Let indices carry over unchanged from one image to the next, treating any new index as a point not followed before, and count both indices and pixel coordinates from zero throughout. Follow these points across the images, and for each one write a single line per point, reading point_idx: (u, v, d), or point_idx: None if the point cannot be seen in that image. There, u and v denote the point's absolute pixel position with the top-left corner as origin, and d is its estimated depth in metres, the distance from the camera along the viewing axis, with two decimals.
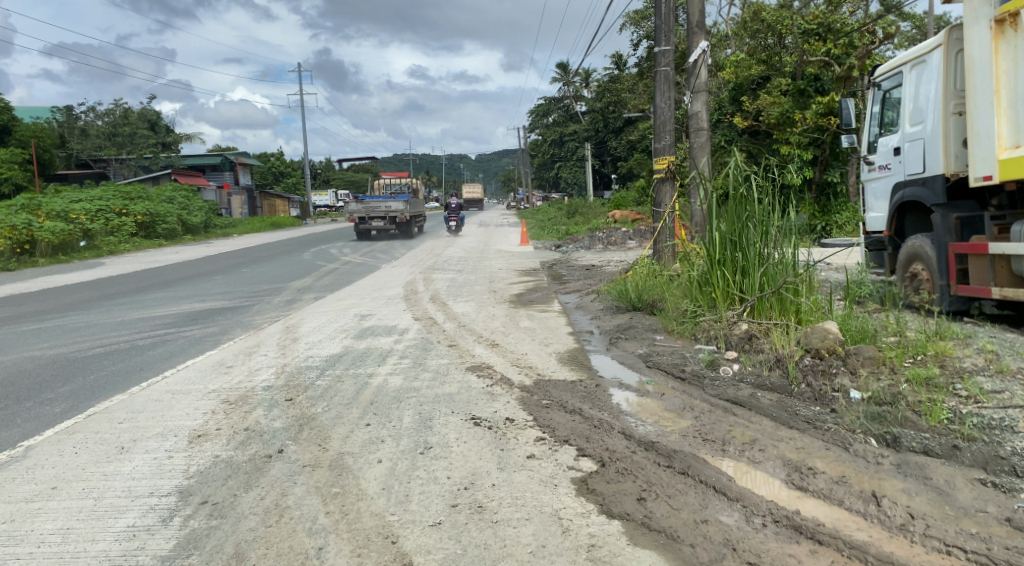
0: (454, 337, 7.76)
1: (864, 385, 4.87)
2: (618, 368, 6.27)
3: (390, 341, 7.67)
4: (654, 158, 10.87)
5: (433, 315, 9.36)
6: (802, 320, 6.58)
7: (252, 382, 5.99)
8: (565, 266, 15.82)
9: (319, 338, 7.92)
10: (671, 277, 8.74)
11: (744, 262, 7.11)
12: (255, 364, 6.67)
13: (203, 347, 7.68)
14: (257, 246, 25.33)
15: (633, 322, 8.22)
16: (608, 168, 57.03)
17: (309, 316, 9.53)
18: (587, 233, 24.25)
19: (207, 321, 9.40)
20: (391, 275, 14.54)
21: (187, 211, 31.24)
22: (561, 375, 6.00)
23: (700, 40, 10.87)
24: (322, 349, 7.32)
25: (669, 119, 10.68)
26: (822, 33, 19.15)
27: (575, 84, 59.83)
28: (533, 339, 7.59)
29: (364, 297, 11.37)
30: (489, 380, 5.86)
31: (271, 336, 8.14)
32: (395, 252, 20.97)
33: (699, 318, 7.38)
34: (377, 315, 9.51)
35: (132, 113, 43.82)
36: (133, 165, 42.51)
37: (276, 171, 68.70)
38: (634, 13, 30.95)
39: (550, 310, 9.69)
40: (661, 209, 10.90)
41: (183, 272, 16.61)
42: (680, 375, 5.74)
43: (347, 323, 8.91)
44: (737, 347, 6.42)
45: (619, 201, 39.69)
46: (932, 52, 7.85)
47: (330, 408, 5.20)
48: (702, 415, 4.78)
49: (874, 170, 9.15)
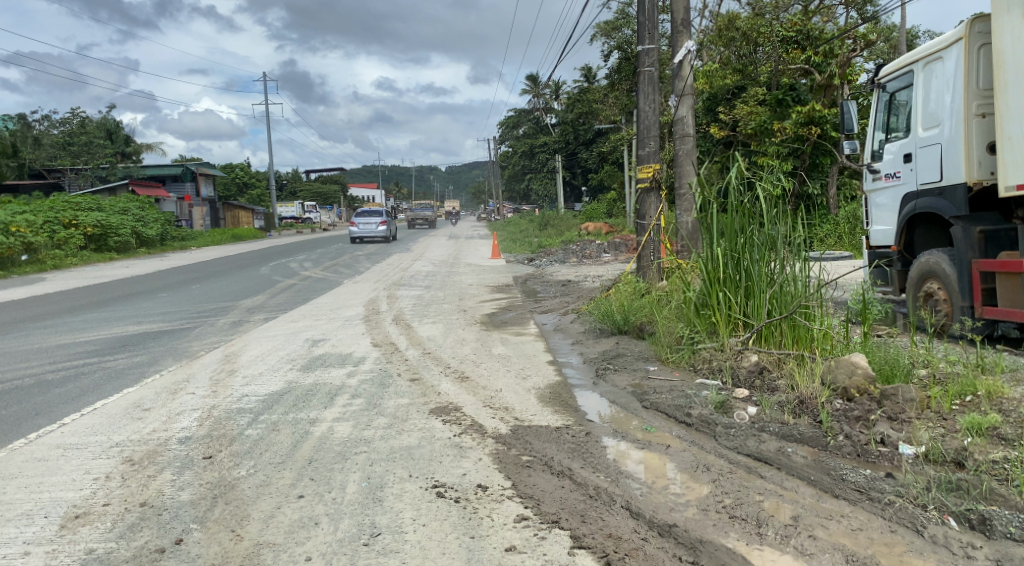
0: (418, 369, 6.76)
1: (916, 438, 4.01)
2: (611, 408, 5.32)
3: (343, 373, 6.65)
4: (639, 165, 9.96)
5: (396, 340, 8.32)
6: (818, 349, 5.74)
7: (168, 432, 4.91)
8: (539, 281, 14.91)
9: (261, 370, 6.87)
10: (660, 297, 7.84)
11: (747, 281, 6.25)
12: (179, 406, 5.59)
13: (122, 382, 6.55)
14: (213, 261, 23.94)
15: (621, 348, 7.28)
16: (579, 180, 56.62)
17: (254, 342, 8.45)
18: (559, 246, 23.34)
19: (136, 348, 8.23)
20: (352, 292, 13.47)
21: (142, 223, 29.69)
22: (542, 419, 5.03)
23: (684, 40, 10.05)
24: (262, 385, 6.28)
25: (654, 124, 9.77)
26: (800, 40, 18.46)
27: (545, 95, 59.19)
28: (508, 370, 6.64)
29: (319, 318, 10.29)
30: (458, 427, 4.87)
31: (205, 367, 7.05)
32: (359, 266, 19.85)
33: (695, 345, 6.47)
34: (332, 340, 8.47)
35: (89, 123, 42.25)
36: (88, 175, 40.65)
37: (240, 182, 67.02)
38: (605, 24, 30.22)
39: (526, 333, 8.74)
40: (646, 222, 9.94)
41: (126, 289, 15.27)
42: (685, 419, 4.81)
43: (297, 350, 7.87)
44: (744, 383, 5.53)
45: (591, 213, 39.03)
46: (948, 49, 7.07)
47: (257, 469, 4.16)
48: (721, 476, 3.86)
49: (879, 179, 8.37)
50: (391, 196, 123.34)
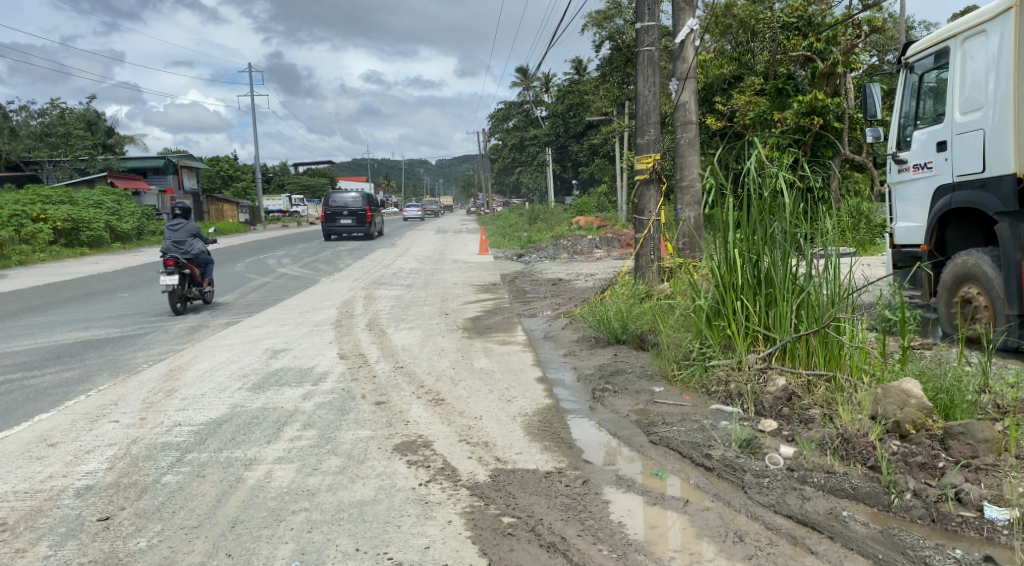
0: (385, 388, 5.85)
1: (1005, 498, 3.18)
2: (611, 441, 4.43)
3: (299, 394, 5.74)
4: (636, 154, 9.00)
5: (366, 351, 7.39)
6: (854, 370, 4.87)
7: (67, 479, 3.95)
8: (528, 280, 14.02)
9: (205, 390, 5.95)
10: (666, 303, 6.96)
11: (768, 286, 5.38)
12: (95, 440, 4.64)
13: (39, 404, 5.59)
14: (188, 256, 22.75)
15: (620, 361, 6.41)
16: (569, 173, 56.32)
17: (206, 354, 7.51)
18: (550, 241, 22.45)
19: (73, 360, 7.26)
20: (328, 293, 12.52)
21: (116, 217, 28.43)
22: (529, 460, 4.14)
23: (688, 18, 9.11)
24: (201, 410, 5.34)
25: (655, 109, 8.82)
26: (802, 26, 17.49)
27: (536, 88, 57.87)
28: (489, 390, 5.73)
29: (286, 323, 9.33)
30: (426, 472, 3.97)
31: (142, 386, 6.10)
32: (340, 263, 18.87)
33: (707, 361, 5.57)
34: (294, 351, 7.54)
35: (68, 113, 41.01)
36: (66, 167, 39.22)
37: (225, 174, 65.60)
38: (597, 13, 29.18)
39: (513, 342, 7.82)
40: (645, 217, 8.96)
41: (86, 288, 14.19)
42: (704, 463, 3.93)
43: (254, 363, 6.95)
44: (770, 411, 4.65)
45: (582, 207, 38.28)
46: (992, 21, 6.18)
47: (161, 539, 3.24)
48: (761, 553, 2.99)
49: (906, 170, 7.49)
50: (380, 188, 122.12)
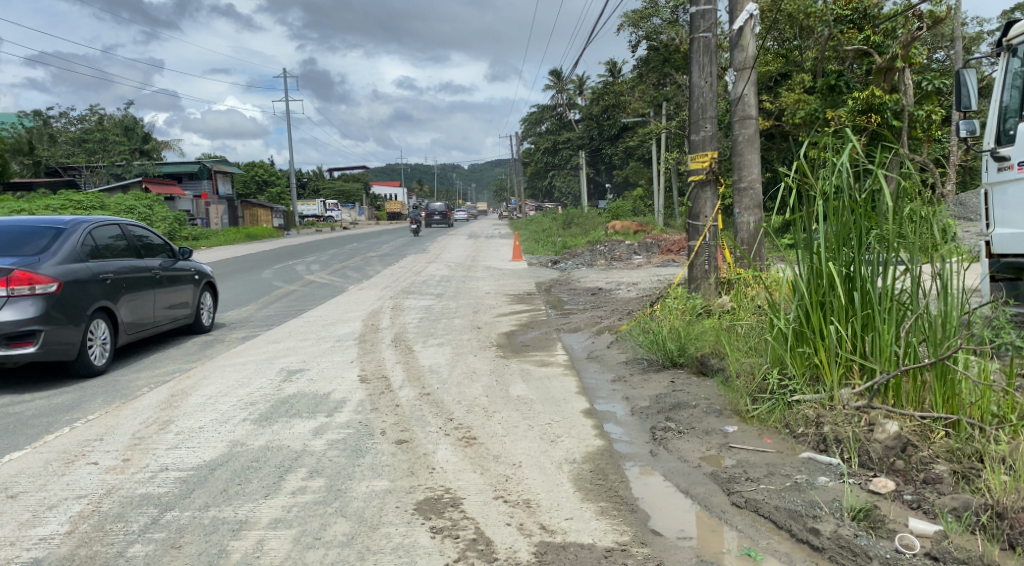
0: (409, 421, 5.06)
1: None
2: (685, 504, 3.58)
3: (309, 428, 4.98)
4: (690, 153, 8.14)
5: (390, 373, 6.62)
6: (979, 414, 3.92)
7: (13, 550, 3.23)
8: (565, 289, 13.12)
9: (205, 422, 5.23)
10: (735, 326, 6.10)
11: (864, 307, 4.48)
12: (60, 491, 3.91)
13: (14, 439, 4.89)
14: (215, 263, 22.25)
15: (680, 391, 5.55)
16: (603, 177, 56.20)
17: (215, 374, 6.81)
18: (586, 247, 21.56)
19: (69, 382, 6.60)
20: (354, 303, 11.81)
21: (147, 222, 28.15)
22: (584, 530, 3.32)
23: (746, 2, 8.23)
24: (194, 450, 4.60)
25: (711, 102, 7.91)
26: (857, 19, 16.70)
27: (569, 91, 56.97)
28: (529, 426, 4.89)
29: (306, 338, 8.60)
30: (455, 547, 3.17)
31: (136, 417, 5.40)
32: (369, 270, 18.18)
33: (790, 395, 4.70)
34: (311, 371, 6.79)
35: (106, 119, 41.15)
36: (103, 173, 39.29)
37: (259, 179, 65.74)
38: (633, 12, 28.09)
39: (553, 362, 6.98)
40: (700, 222, 8.09)
41: None
42: (813, 543, 3.06)
43: (264, 387, 6.22)
44: (880, 465, 3.72)
45: (617, 210, 37.20)
46: None
47: None
48: None
49: (1008, 168, 6.45)
50: (412, 193, 122.49)
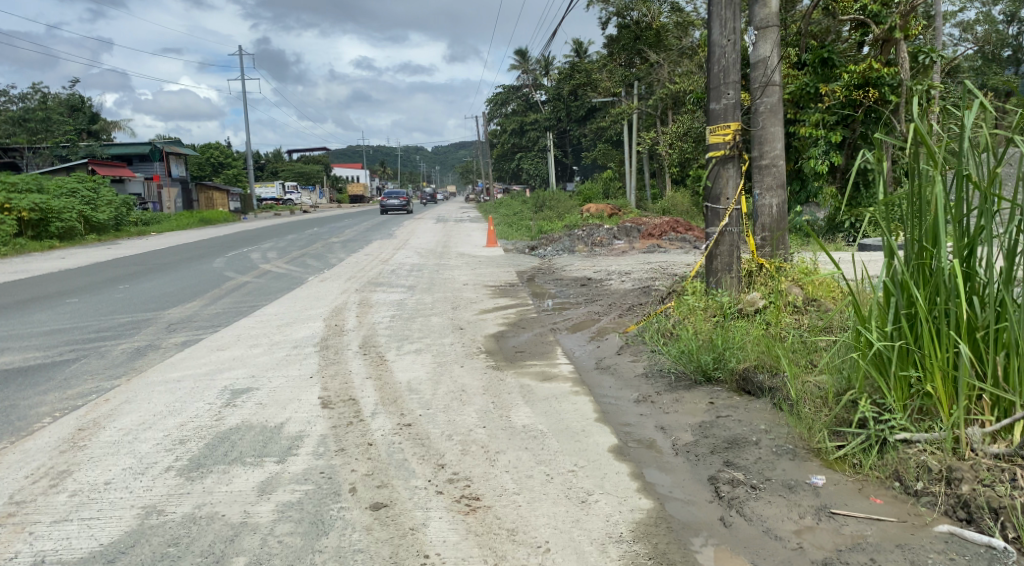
0: (386, 470, 3.84)
1: None
2: None
3: (250, 483, 3.74)
4: (708, 125, 7.03)
5: (359, 393, 5.37)
6: None
7: None
8: (551, 279, 11.89)
9: (116, 471, 3.96)
10: (789, 340, 4.96)
11: (997, 318, 3.32)
12: None
13: None
14: (164, 249, 20.51)
15: (730, 419, 4.38)
16: (571, 158, 55.42)
17: (141, 396, 5.50)
18: (563, 231, 20.41)
19: None
20: (314, 297, 10.43)
21: (91, 206, 26.11)
22: None
23: None
24: (92, 522, 3.35)
25: (734, 64, 6.76)
26: None
27: (535, 71, 55.74)
28: (547, 477, 3.71)
29: (258, 344, 7.28)
30: None
31: (20, 466, 4.06)
32: (331, 258, 16.71)
33: (894, 434, 3.53)
34: (260, 391, 5.51)
35: (48, 98, 38.48)
36: (47, 154, 36.95)
37: (216, 161, 63.12)
38: None
39: (557, 375, 5.80)
40: (721, 204, 6.91)
41: (32, 290, 12.06)
42: None
43: (199, 415, 4.93)
44: None
45: (587, 192, 36.15)
46: None
47: None
48: None
49: None
50: (376, 176, 120.38)
